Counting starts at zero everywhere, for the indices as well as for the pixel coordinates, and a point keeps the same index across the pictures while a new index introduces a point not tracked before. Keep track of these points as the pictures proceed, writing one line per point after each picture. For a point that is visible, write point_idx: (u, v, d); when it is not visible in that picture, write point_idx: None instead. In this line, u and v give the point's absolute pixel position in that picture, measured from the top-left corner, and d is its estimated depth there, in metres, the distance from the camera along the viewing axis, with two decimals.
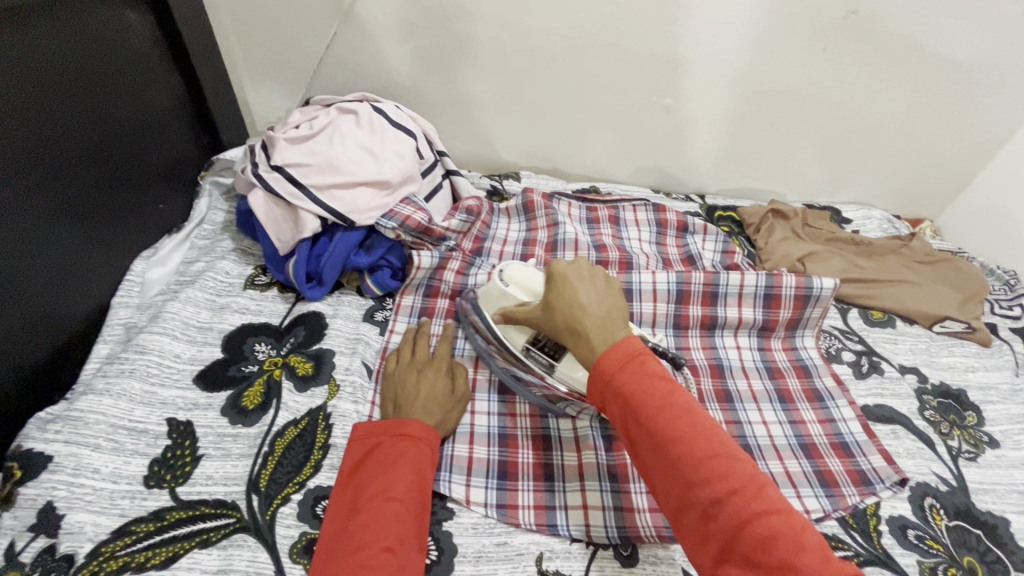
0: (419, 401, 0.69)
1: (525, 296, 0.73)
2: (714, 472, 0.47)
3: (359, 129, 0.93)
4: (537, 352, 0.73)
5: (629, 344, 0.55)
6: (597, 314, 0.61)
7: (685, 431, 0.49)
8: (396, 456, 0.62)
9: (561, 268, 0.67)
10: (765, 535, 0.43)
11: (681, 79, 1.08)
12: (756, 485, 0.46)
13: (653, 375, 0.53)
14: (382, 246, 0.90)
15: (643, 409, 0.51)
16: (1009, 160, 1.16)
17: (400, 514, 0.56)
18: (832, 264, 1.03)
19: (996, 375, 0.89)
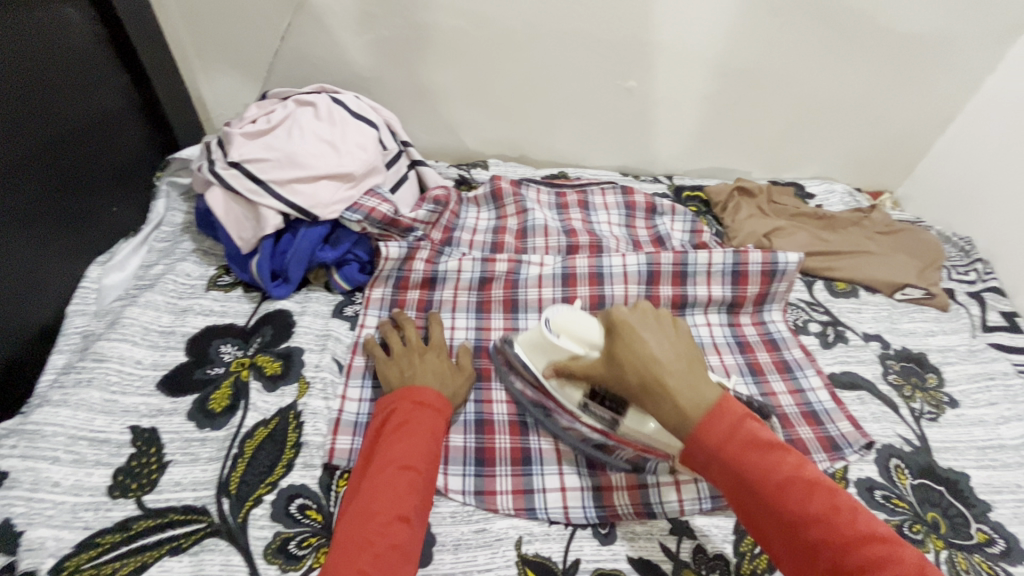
0: (428, 373, 0.71)
1: (580, 348, 0.65)
2: (789, 484, 0.49)
3: (318, 121, 0.91)
4: (597, 406, 0.67)
5: (727, 406, 0.54)
6: (674, 368, 0.57)
7: (779, 469, 0.50)
8: (416, 426, 0.63)
9: (623, 313, 0.62)
10: (875, 573, 0.44)
11: (644, 61, 1.08)
12: (859, 519, 0.47)
13: (763, 445, 0.51)
14: (348, 240, 0.87)
15: (749, 474, 0.50)
16: (960, 131, 1.19)
17: (414, 483, 0.58)
18: (796, 238, 1.05)
19: (955, 337, 0.92)
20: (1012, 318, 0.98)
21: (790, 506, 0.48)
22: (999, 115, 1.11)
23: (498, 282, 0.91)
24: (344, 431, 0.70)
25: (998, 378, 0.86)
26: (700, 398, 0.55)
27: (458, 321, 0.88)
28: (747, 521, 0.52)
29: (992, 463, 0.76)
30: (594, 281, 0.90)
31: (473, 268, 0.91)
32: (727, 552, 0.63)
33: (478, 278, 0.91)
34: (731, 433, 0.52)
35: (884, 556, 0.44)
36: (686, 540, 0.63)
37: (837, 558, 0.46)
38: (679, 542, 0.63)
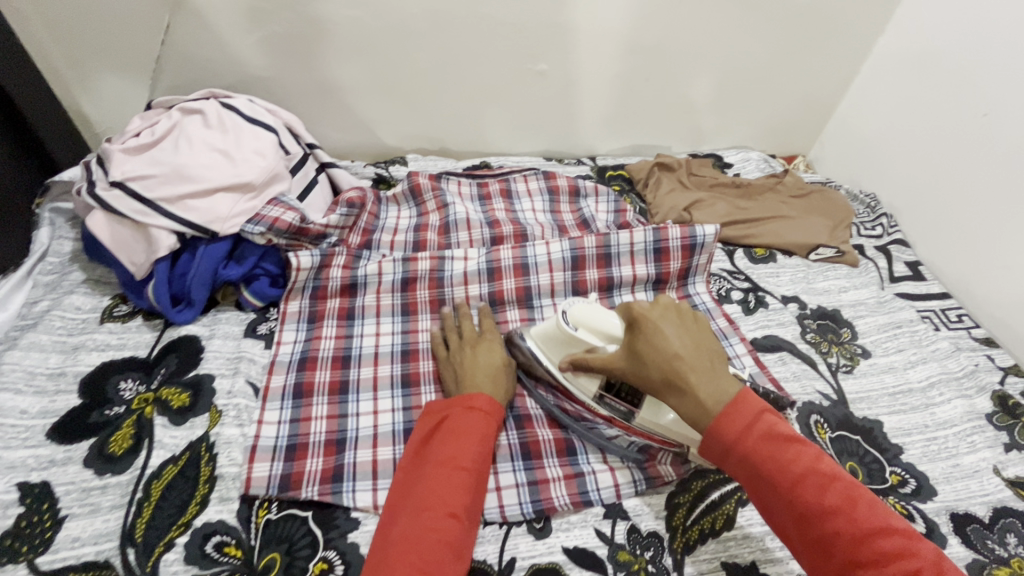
0: (481, 374, 0.69)
1: (598, 341, 0.66)
2: (880, 551, 0.46)
3: (209, 129, 0.85)
4: (612, 398, 0.67)
5: (744, 397, 0.54)
6: (694, 363, 0.57)
7: (797, 461, 0.50)
8: (463, 426, 0.62)
9: (643, 307, 0.62)
10: (897, 565, 0.45)
11: (552, 43, 1.06)
12: (876, 512, 0.48)
13: (780, 437, 0.52)
14: (254, 254, 0.82)
15: (773, 472, 0.51)
16: (860, 92, 1.24)
17: (465, 483, 0.57)
18: (715, 209, 1.07)
19: (865, 291, 0.97)
20: (915, 267, 1.04)
21: (875, 570, 0.46)
22: (892, 74, 1.16)
23: (421, 282, 0.88)
24: (260, 458, 0.66)
25: (904, 326, 0.91)
26: (769, 439, 0.52)
27: (383, 326, 0.84)
28: (761, 505, 0.53)
29: (902, 407, 0.80)
30: (519, 273, 0.89)
31: (394, 269, 0.87)
32: (660, 528, 0.64)
33: (401, 279, 0.87)
34: (764, 445, 0.52)
35: (902, 550, 0.46)
36: (621, 523, 0.64)
37: (851, 552, 0.47)
38: (613, 526, 0.64)
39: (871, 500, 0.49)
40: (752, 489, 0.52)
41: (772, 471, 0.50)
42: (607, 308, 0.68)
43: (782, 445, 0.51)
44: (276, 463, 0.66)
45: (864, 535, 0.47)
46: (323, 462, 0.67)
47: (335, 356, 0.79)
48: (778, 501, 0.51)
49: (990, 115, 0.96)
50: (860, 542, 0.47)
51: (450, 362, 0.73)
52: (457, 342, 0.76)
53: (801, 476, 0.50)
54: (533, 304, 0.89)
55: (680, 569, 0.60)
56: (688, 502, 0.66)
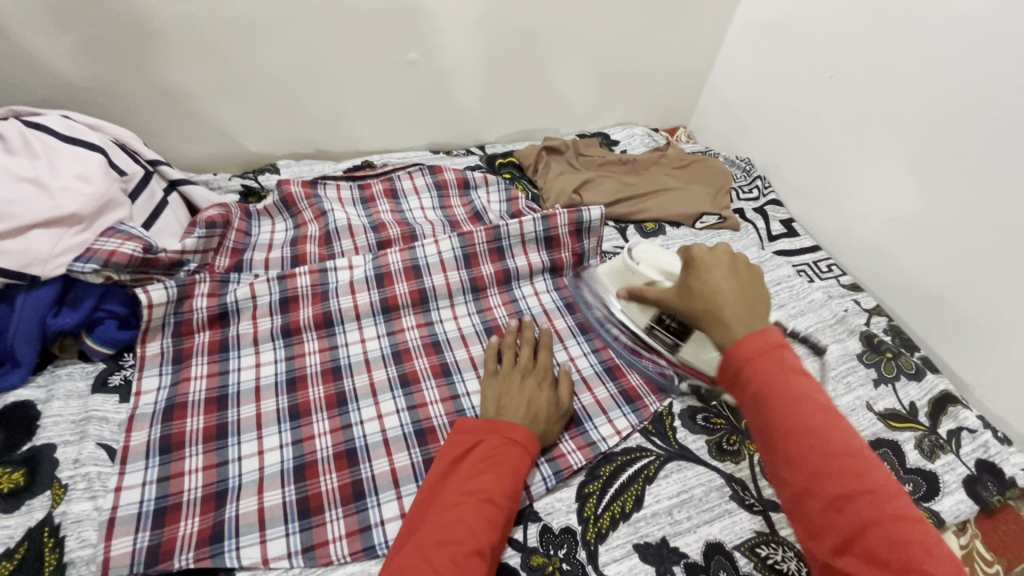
0: (522, 408, 0.65)
1: (653, 275, 0.71)
2: (846, 471, 0.47)
3: (13, 155, 0.71)
4: (660, 330, 0.74)
5: (769, 331, 0.54)
6: (735, 299, 0.58)
7: (798, 387, 0.50)
8: (496, 451, 0.59)
9: (701, 251, 0.63)
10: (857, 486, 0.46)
11: (420, 30, 1.00)
12: (853, 441, 0.49)
13: (789, 367, 0.51)
14: (91, 296, 0.71)
15: (775, 396, 0.50)
16: (727, 61, 1.30)
17: (494, 519, 0.54)
18: (604, 188, 1.07)
19: (747, 253, 1.02)
20: (789, 224, 1.11)
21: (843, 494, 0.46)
22: (753, 43, 1.22)
23: (303, 300, 0.80)
24: (121, 532, 0.57)
25: (783, 281, 0.97)
26: (780, 365, 0.51)
27: (264, 355, 0.76)
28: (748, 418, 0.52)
29: None
30: (411, 276, 0.84)
31: (270, 289, 0.79)
32: (573, 522, 0.63)
33: (279, 300, 0.79)
34: (774, 369, 0.51)
35: (865, 475, 0.47)
36: (534, 525, 0.62)
37: (822, 468, 0.47)
38: (526, 530, 0.62)
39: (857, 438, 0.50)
40: (748, 407, 0.52)
41: (771, 389, 0.50)
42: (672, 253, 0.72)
43: (788, 370, 0.51)
44: (141, 535, 0.57)
45: (846, 462, 0.47)
46: (199, 522, 0.59)
47: (209, 398, 0.70)
48: (768, 419, 0.50)
49: (835, 77, 1.04)
50: (806, 418, 0.49)
51: (495, 383, 0.70)
52: (508, 360, 0.73)
53: (798, 398, 0.50)
54: (430, 307, 0.84)
55: (595, 560, 0.60)
56: (598, 490, 0.66)
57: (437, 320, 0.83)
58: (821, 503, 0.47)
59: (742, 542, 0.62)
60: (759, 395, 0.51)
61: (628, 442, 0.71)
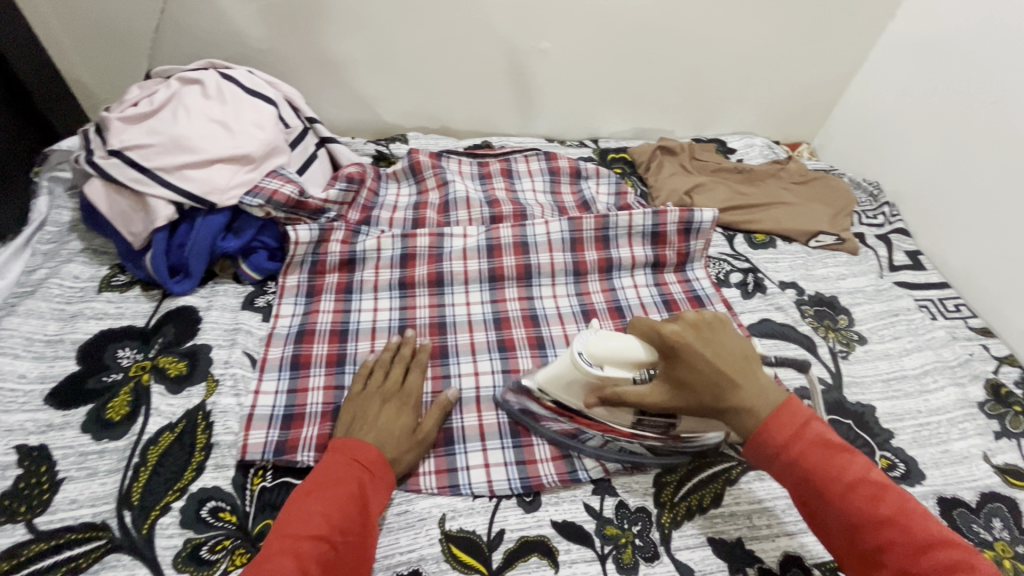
0: (375, 430, 0.62)
1: (626, 373, 0.60)
2: (935, 561, 0.48)
3: (208, 100, 0.84)
4: (650, 420, 0.63)
5: (793, 409, 0.55)
6: (737, 371, 0.57)
7: (850, 471, 0.52)
8: (343, 477, 0.57)
9: (676, 329, 0.58)
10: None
11: (556, 21, 1.04)
12: (927, 524, 0.50)
13: (831, 445, 0.54)
14: (252, 227, 0.82)
15: (835, 486, 0.52)
16: (868, 78, 1.22)
17: (325, 559, 0.51)
18: (717, 194, 1.06)
19: (864, 279, 0.97)
20: (915, 257, 1.04)
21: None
22: (901, 60, 1.14)
23: (420, 258, 0.87)
24: (256, 427, 0.66)
25: (902, 314, 0.91)
26: (820, 448, 0.54)
27: (381, 301, 0.84)
28: (807, 506, 0.54)
29: (896, 393, 0.80)
30: (520, 251, 0.89)
31: (393, 245, 0.87)
32: (649, 504, 0.64)
33: (400, 256, 0.87)
34: (819, 452, 0.53)
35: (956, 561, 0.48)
36: (610, 499, 0.65)
37: (906, 561, 0.49)
38: (602, 502, 0.64)
39: (930, 517, 0.51)
40: (802, 494, 0.54)
41: (823, 482, 0.52)
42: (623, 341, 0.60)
43: (835, 454, 0.53)
44: (272, 431, 0.66)
45: (924, 551, 0.49)
46: (317, 430, 0.68)
47: (333, 329, 0.79)
48: (834, 510, 0.52)
49: (998, 102, 0.95)
50: (873, 507, 0.51)
51: (358, 399, 0.66)
52: (375, 381, 0.68)
53: (855, 486, 0.52)
54: (532, 283, 0.88)
55: (667, 543, 0.61)
56: (675, 481, 0.67)
57: (538, 297, 0.87)
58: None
59: (823, 561, 0.61)
60: (810, 485, 0.53)
61: None
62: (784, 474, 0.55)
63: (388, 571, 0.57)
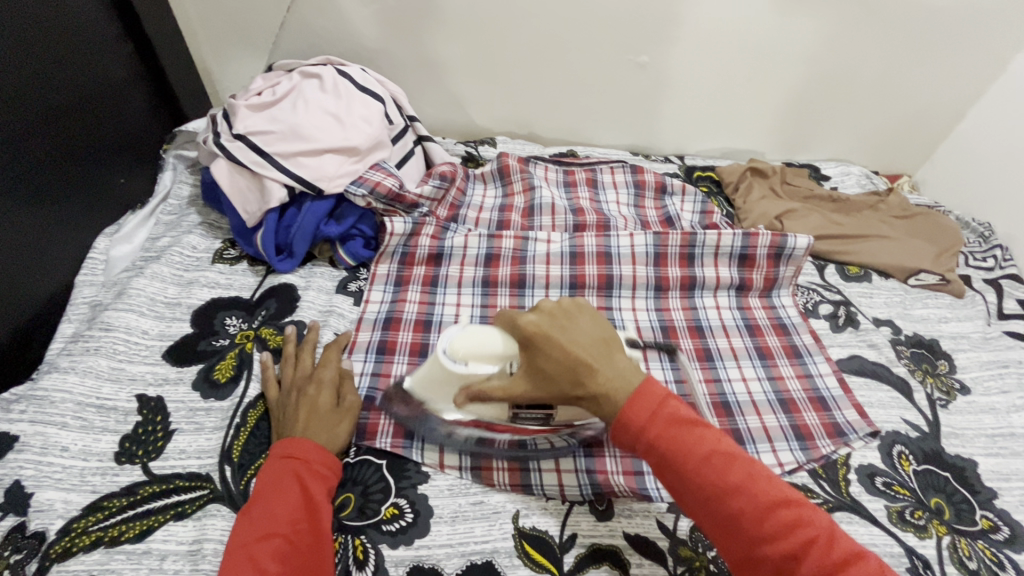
0: (300, 420, 0.62)
1: (491, 366, 0.59)
2: (781, 524, 0.45)
3: (324, 94, 0.90)
4: (525, 413, 0.62)
5: (649, 386, 0.51)
6: (595, 357, 0.54)
7: (702, 442, 0.48)
8: (279, 478, 0.57)
9: (532, 321, 0.55)
10: (795, 538, 0.44)
11: (658, 36, 1.04)
12: (774, 486, 0.47)
13: (683, 421, 0.49)
14: (352, 215, 0.87)
15: (687, 463, 0.48)
16: (987, 111, 1.14)
17: (283, 552, 0.51)
18: (809, 221, 1.02)
19: (970, 325, 0.90)
20: None
21: (786, 551, 0.44)
22: None
23: (503, 259, 0.89)
24: None
25: (1013, 366, 0.84)
26: (673, 424, 0.49)
27: (464, 297, 0.86)
28: (663, 484, 0.50)
29: (1002, 451, 0.74)
30: (602, 261, 0.89)
31: (479, 244, 0.90)
32: None
33: (484, 255, 0.89)
34: (669, 430, 0.49)
35: (803, 523, 0.45)
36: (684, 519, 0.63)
37: (756, 529, 0.45)
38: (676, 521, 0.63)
39: (777, 482, 0.47)
40: (659, 474, 0.49)
41: (680, 454, 0.48)
42: (482, 331, 0.60)
43: (688, 428, 0.49)
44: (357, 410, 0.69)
45: (774, 512, 0.45)
46: (396, 416, 0.70)
47: (418, 319, 0.82)
48: (686, 486, 0.48)
49: None
50: (722, 477, 0.47)
51: (277, 404, 0.67)
52: (289, 374, 0.69)
53: (709, 457, 0.47)
54: (611, 293, 0.88)
55: None
56: None
57: (616, 307, 0.87)
58: (769, 567, 0.44)
59: None
60: (667, 462, 0.48)
61: (792, 477, 0.69)
62: (648, 458, 0.50)
63: (462, 558, 0.59)
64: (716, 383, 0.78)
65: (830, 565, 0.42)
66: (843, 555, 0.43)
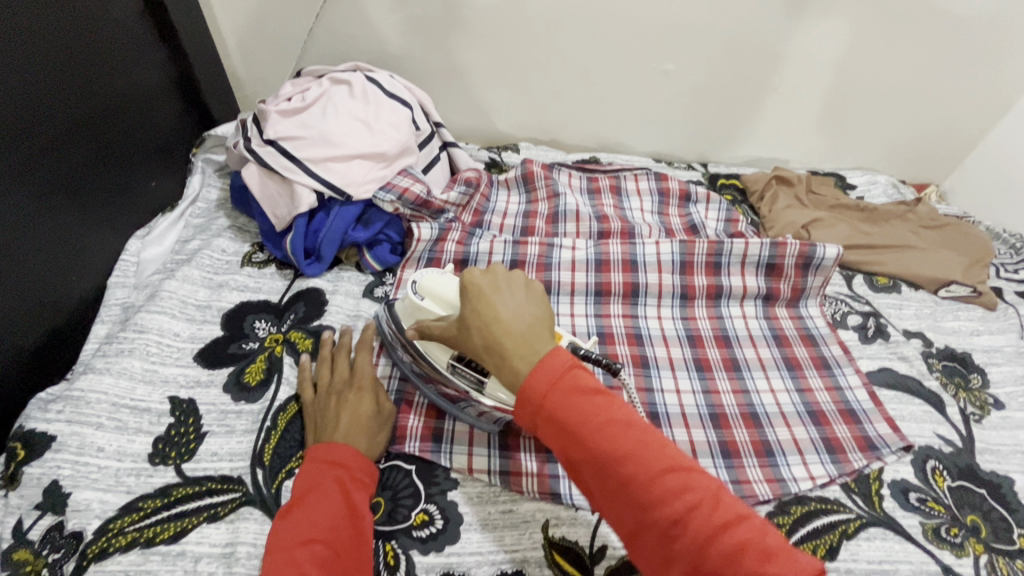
0: (341, 425, 0.63)
1: (440, 310, 0.64)
2: (667, 490, 0.43)
3: (353, 100, 0.91)
4: (462, 368, 0.64)
5: (556, 355, 0.49)
6: (515, 331, 0.53)
7: (598, 411, 0.46)
8: (321, 484, 0.57)
9: (469, 278, 0.58)
10: (681, 503, 0.42)
11: (684, 44, 1.04)
12: (665, 452, 0.45)
13: (584, 390, 0.48)
14: (380, 221, 0.88)
15: (580, 432, 0.46)
16: (1019, 121, 1.12)
17: (325, 558, 0.50)
18: (836, 231, 1.01)
19: (1003, 338, 0.89)
20: None
21: (671, 517, 0.42)
22: None
23: (529, 266, 0.89)
24: None
25: None
26: (569, 394, 0.47)
27: None
28: (560, 455, 0.48)
29: None
30: (628, 268, 0.89)
31: (505, 250, 0.90)
32: None
33: (509, 261, 0.89)
34: (568, 399, 0.47)
35: (687, 488, 0.43)
36: None
37: (643, 495, 0.43)
38: None
39: (671, 447, 0.46)
40: (556, 444, 0.47)
41: (575, 424, 0.46)
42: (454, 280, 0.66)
43: (587, 398, 0.47)
44: None
45: (664, 478, 0.44)
46: (424, 421, 0.70)
47: None
48: (580, 455, 0.46)
49: None
50: (613, 445, 0.45)
51: (314, 406, 0.67)
52: (324, 375, 0.70)
53: (604, 424, 0.46)
54: (637, 301, 0.88)
55: None
56: None
57: (642, 315, 0.87)
58: (656, 534, 0.43)
59: None
60: (562, 431, 0.47)
61: (824, 491, 0.68)
62: (544, 427, 0.48)
63: (493, 566, 0.59)
64: (744, 395, 0.78)
65: (709, 531, 0.41)
66: (726, 518, 0.42)
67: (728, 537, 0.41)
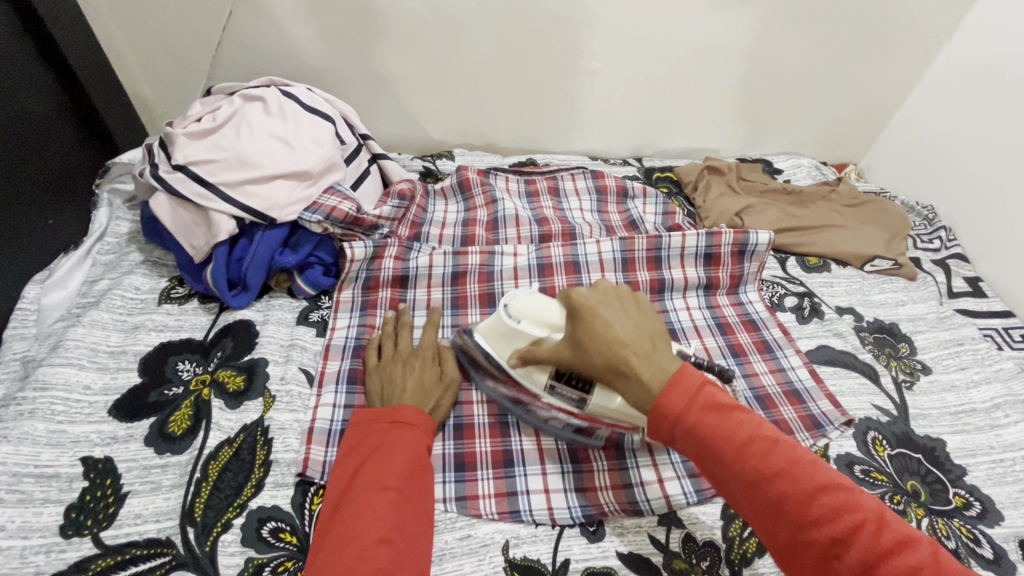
0: (410, 389, 0.66)
1: (542, 332, 0.64)
2: (826, 509, 0.43)
3: (269, 117, 0.85)
4: (563, 387, 0.64)
5: (687, 370, 0.51)
6: (637, 348, 0.55)
7: (738, 428, 0.47)
8: (393, 433, 0.60)
9: (580, 295, 0.60)
10: (842, 522, 0.42)
11: (608, 41, 1.04)
12: (816, 469, 0.45)
13: (725, 407, 0.49)
14: (308, 243, 0.83)
15: (725, 451, 0.46)
16: (921, 99, 1.20)
17: (396, 502, 0.54)
18: (767, 216, 1.04)
19: (924, 306, 0.94)
20: (974, 283, 1.00)
21: (830, 535, 0.42)
22: (959, 82, 1.12)
23: (471, 276, 0.87)
24: (316, 441, 0.67)
25: (967, 342, 0.88)
26: (709, 412, 0.49)
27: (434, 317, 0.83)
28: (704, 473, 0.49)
29: (965, 427, 0.77)
30: (571, 270, 0.88)
31: (445, 262, 0.87)
32: (716, 538, 0.62)
33: (450, 273, 0.86)
34: (707, 414, 0.48)
35: (846, 507, 0.42)
36: (675, 530, 0.62)
37: (801, 514, 0.43)
38: (667, 533, 0.62)
39: (823, 465, 0.45)
40: (699, 462, 0.48)
41: (716, 442, 0.47)
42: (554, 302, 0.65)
43: (728, 417, 0.48)
44: (331, 449, 0.66)
45: (820, 497, 0.43)
46: None
47: None
48: (728, 476, 0.47)
49: None
50: (762, 462, 0.45)
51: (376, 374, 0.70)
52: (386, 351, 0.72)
53: (748, 442, 0.46)
54: None
55: None
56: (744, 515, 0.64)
57: None
58: (813, 552, 0.42)
59: None
60: (706, 451, 0.48)
61: None
62: (686, 444, 0.49)
63: None
64: None
65: (878, 551, 0.40)
66: (892, 540, 0.41)
67: (899, 558, 0.39)
